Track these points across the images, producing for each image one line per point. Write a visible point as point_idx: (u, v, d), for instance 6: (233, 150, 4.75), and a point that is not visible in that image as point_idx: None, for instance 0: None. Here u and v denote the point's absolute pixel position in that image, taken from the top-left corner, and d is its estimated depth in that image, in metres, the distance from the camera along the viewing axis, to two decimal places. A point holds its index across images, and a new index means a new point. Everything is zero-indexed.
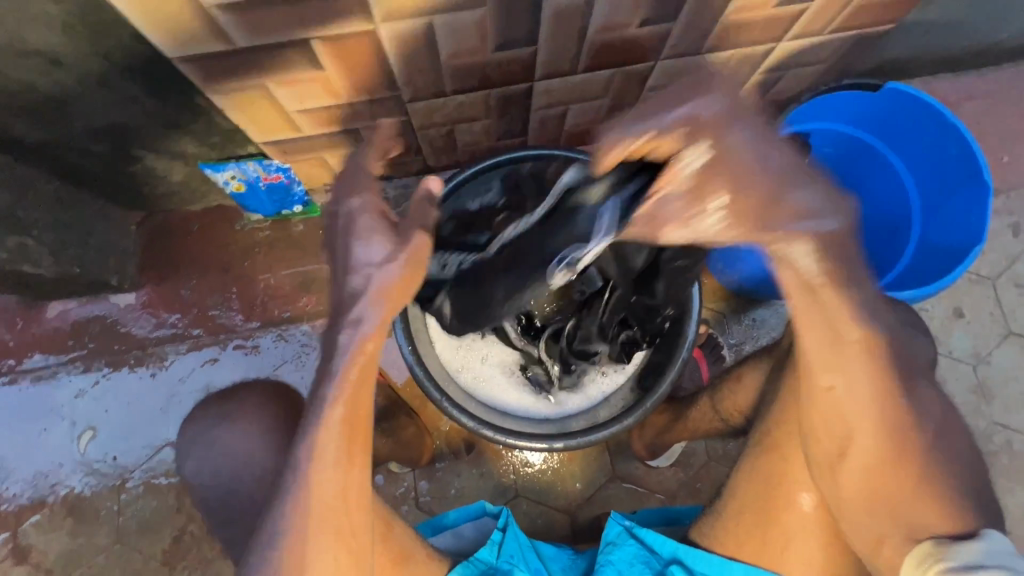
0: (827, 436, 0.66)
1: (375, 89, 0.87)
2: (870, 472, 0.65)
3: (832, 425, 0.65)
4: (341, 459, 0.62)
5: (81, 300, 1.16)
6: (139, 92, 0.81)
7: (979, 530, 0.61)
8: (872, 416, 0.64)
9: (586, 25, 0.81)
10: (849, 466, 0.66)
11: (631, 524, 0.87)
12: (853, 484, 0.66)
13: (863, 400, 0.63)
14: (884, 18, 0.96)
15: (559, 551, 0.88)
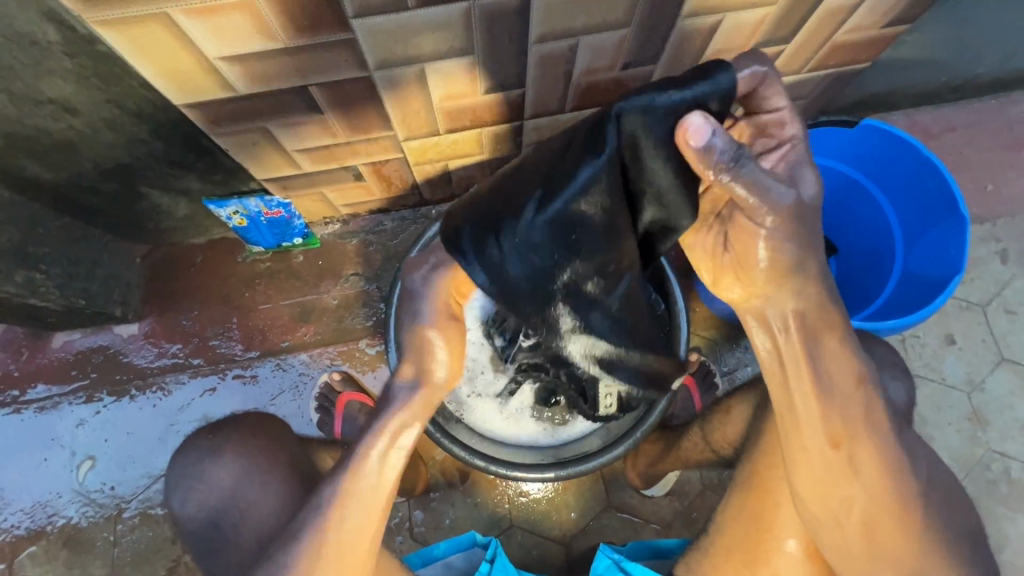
0: (829, 491, 0.67)
1: (371, 129, 0.91)
2: (870, 520, 0.67)
3: (838, 472, 0.66)
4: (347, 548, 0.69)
5: (85, 331, 1.18)
6: (148, 136, 0.85)
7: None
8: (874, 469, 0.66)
9: (571, 69, 0.85)
10: (852, 517, 0.67)
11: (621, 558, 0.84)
12: (850, 536, 0.68)
13: (863, 458, 0.66)
14: (860, 57, 1.00)
15: None
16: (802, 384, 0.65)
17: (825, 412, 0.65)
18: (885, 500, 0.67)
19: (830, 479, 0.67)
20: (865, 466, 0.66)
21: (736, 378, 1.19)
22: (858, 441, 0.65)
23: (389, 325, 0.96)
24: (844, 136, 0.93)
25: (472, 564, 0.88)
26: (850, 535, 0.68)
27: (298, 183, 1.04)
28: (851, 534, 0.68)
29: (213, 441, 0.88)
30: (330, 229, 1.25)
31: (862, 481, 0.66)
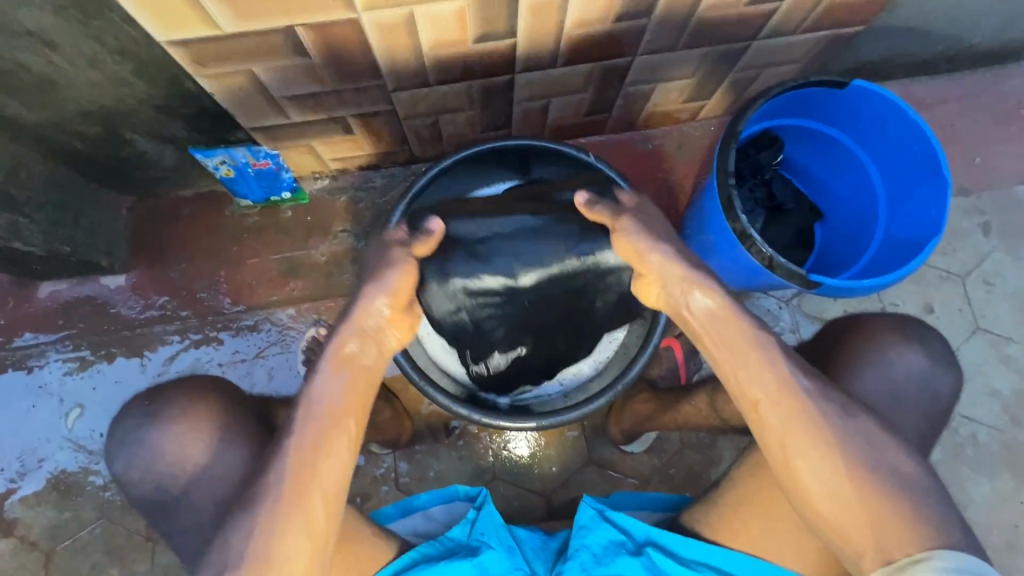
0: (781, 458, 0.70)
1: (360, 78, 0.90)
2: (833, 491, 0.68)
3: (783, 436, 0.70)
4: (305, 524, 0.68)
5: (72, 281, 1.18)
6: (131, 77, 0.84)
7: (932, 549, 0.63)
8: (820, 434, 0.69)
9: (563, 20, 0.84)
10: (816, 488, 0.68)
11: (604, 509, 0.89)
12: (821, 510, 0.68)
13: (802, 421, 0.70)
14: (857, 19, 0.99)
15: (531, 532, 0.89)
16: (721, 351, 0.75)
17: (753, 377, 0.72)
18: (847, 467, 0.68)
19: (780, 444, 0.70)
20: (805, 430, 0.69)
21: None
22: (788, 405, 0.70)
23: None
24: (834, 98, 0.93)
25: (456, 514, 0.91)
26: (823, 509, 0.68)
27: (286, 134, 1.03)
28: (823, 508, 0.68)
29: (154, 409, 0.86)
30: (320, 184, 1.24)
31: (815, 447, 0.68)
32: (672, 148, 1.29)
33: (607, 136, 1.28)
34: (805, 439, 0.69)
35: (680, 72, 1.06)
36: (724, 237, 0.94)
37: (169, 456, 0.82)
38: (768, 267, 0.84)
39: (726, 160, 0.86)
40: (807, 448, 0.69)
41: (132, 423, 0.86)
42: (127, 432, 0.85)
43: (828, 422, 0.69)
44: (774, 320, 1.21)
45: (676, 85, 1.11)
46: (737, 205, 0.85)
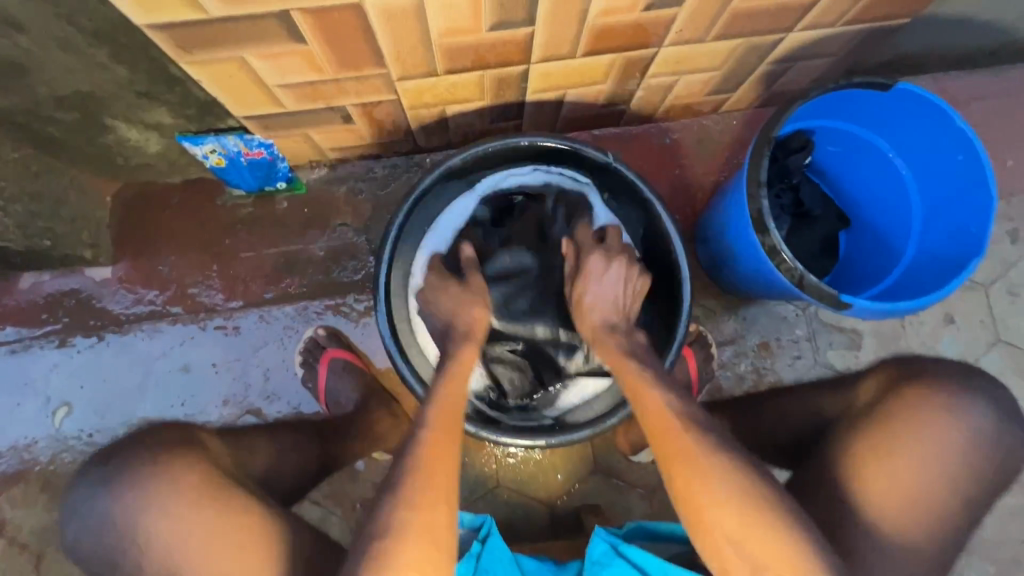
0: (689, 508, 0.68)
1: (362, 66, 0.82)
2: (744, 532, 0.65)
3: (692, 475, 0.67)
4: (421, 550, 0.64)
5: (54, 273, 1.12)
6: (109, 61, 0.75)
7: None
8: (720, 468, 0.67)
9: (587, 8, 0.76)
10: (721, 533, 0.66)
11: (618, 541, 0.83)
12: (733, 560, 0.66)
13: (705, 459, 0.68)
14: (903, 11, 0.91)
15: (541, 564, 0.85)
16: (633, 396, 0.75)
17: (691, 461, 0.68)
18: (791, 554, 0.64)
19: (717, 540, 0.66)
20: (702, 462, 0.67)
21: (732, 347, 1.17)
22: (690, 442, 0.69)
23: (376, 287, 0.89)
24: (876, 100, 0.85)
25: (461, 545, 0.88)
26: (733, 558, 0.66)
27: (281, 123, 0.95)
28: (733, 556, 0.66)
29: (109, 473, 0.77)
30: (317, 174, 1.17)
31: (758, 534, 0.65)
32: (691, 142, 1.21)
33: (622, 128, 1.21)
34: (744, 526, 0.65)
35: (707, 64, 0.99)
36: (748, 249, 0.89)
37: (128, 530, 0.75)
38: (797, 286, 0.79)
39: (758, 170, 0.80)
40: (748, 535, 0.65)
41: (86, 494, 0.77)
42: (83, 501, 0.77)
43: (726, 458, 0.68)
44: (790, 327, 1.17)
45: (701, 78, 1.04)
46: (768, 219, 0.79)
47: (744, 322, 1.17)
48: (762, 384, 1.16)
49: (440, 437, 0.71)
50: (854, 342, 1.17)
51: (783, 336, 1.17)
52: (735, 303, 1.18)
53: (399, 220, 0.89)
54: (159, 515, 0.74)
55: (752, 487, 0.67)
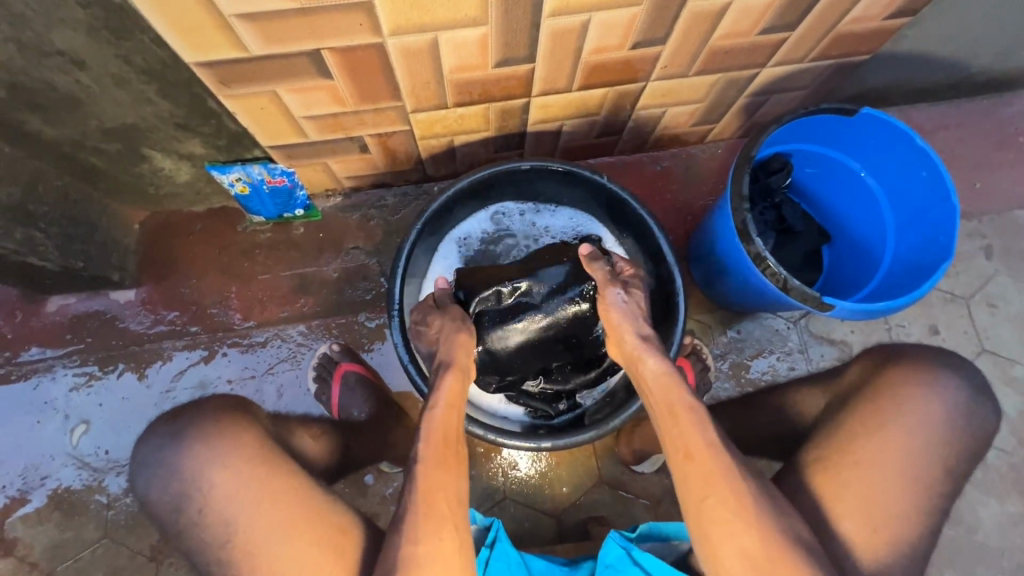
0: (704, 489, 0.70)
1: (380, 100, 0.91)
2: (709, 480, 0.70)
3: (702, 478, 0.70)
4: (429, 528, 0.71)
5: (81, 295, 1.18)
6: (154, 95, 0.84)
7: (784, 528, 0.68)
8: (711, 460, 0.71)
9: (581, 47, 0.86)
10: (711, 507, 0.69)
11: (632, 547, 0.83)
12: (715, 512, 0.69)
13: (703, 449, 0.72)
14: (863, 48, 1.01)
15: (550, 566, 0.86)
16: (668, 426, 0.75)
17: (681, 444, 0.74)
18: (769, 541, 0.68)
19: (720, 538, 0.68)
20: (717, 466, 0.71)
21: (728, 361, 1.21)
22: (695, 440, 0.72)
23: (390, 297, 0.96)
24: (844, 123, 0.93)
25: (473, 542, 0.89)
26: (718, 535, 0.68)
27: (303, 153, 1.04)
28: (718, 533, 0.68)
29: (178, 429, 0.78)
30: (332, 202, 1.25)
31: (742, 536, 0.68)
32: (679, 169, 1.31)
33: (616, 157, 1.30)
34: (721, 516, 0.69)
35: (690, 96, 1.09)
36: (738, 260, 0.96)
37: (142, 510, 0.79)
38: (783, 290, 0.85)
39: (740, 184, 0.88)
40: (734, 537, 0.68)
41: (153, 448, 0.77)
42: (150, 454, 0.77)
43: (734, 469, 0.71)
44: (783, 340, 1.22)
45: (687, 109, 1.14)
46: (753, 230, 0.86)
47: (738, 336, 1.23)
48: None
49: (437, 445, 0.77)
50: (845, 353, 1.22)
51: (777, 349, 1.22)
52: (730, 317, 1.24)
53: (413, 238, 0.98)
54: (218, 475, 0.74)
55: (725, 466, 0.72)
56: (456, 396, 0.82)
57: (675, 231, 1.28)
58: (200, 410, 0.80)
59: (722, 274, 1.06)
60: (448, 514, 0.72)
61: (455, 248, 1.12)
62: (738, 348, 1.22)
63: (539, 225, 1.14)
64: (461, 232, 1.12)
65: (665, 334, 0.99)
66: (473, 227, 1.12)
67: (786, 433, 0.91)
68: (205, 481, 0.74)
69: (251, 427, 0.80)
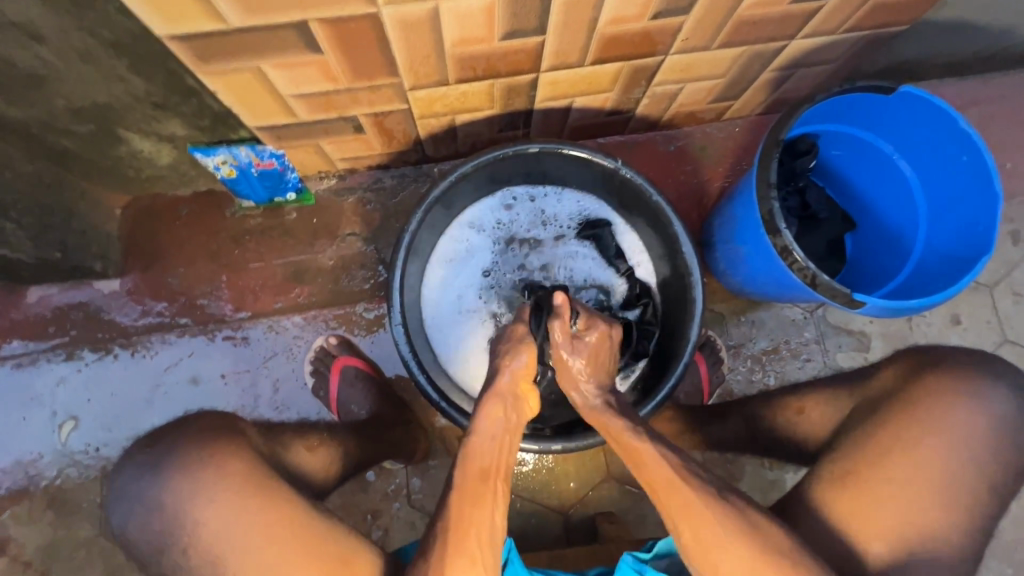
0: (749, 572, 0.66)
1: (376, 76, 0.84)
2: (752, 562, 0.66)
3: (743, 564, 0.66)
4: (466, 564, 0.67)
5: (62, 286, 1.11)
6: (126, 72, 0.76)
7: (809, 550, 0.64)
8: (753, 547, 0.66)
9: (596, 18, 0.78)
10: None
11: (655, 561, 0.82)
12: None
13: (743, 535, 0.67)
14: (902, 18, 0.93)
15: None
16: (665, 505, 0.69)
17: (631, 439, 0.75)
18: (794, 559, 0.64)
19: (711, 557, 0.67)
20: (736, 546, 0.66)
21: (741, 352, 1.17)
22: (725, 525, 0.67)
23: (390, 289, 0.91)
24: (880, 103, 0.86)
25: None
26: None
27: (293, 133, 0.96)
28: None
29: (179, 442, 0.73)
30: (326, 184, 1.17)
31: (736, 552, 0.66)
32: (694, 149, 1.23)
33: (627, 136, 1.22)
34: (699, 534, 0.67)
35: (711, 71, 1.01)
36: (760, 250, 0.90)
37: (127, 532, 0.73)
38: (810, 285, 0.80)
39: (768, 171, 0.81)
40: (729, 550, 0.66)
41: (130, 481, 0.73)
42: (127, 487, 0.72)
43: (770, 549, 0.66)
44: (798, 330, 1.18)
45: (705, 85, 1.06)
46: (780, 220, 0.81)
47: (753, 326, 1.18)
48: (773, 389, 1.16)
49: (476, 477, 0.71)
50: (863, 343, 1.18)
51: (792, 339, 1.17)
52: (745, 306, 1.18)
53: (413, 227, 0.92)
54: (203, 508, 0.70)
55: (698, 481, 0.69)
56: (499, 422, 0.75)
57: (688, 215, 1.22)
58: (183, 436, 0.75)
59: (739, 263, 1.01)
60: (479, 552, 0.68)
61: (459, 237, 1.06)
62: (752, 339, 1.17)
63: (546, 213, 1.08)
64: (466, 216, 1.06)
65: (679, 329, 0.94)
66: (480, 211, 1.06)
67: (807, 433, 0.87)
68: (190, 517, 0.69)
69: (241, 451, 0.74)
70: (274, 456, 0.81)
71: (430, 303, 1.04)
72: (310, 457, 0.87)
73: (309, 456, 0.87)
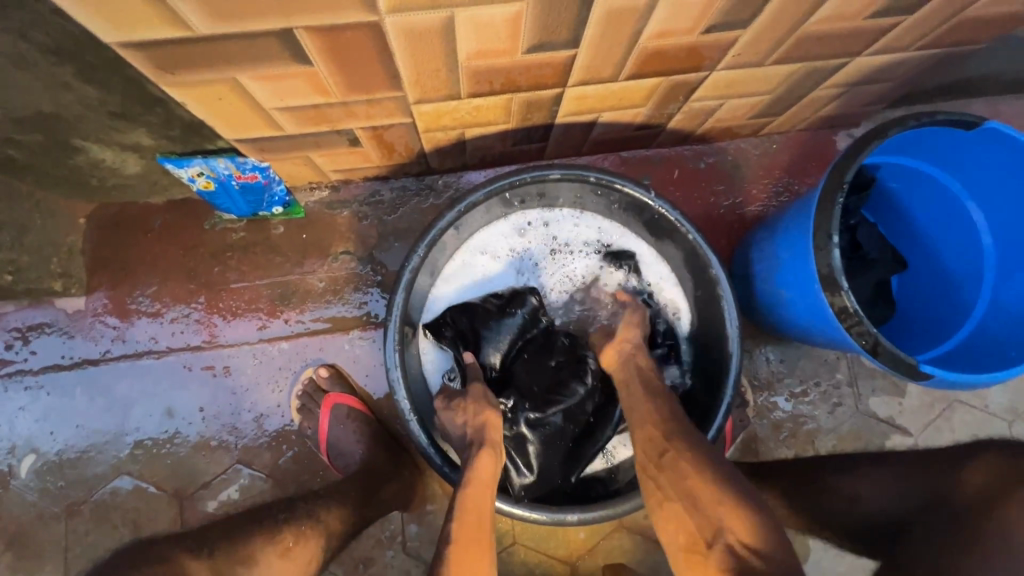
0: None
1: (375, 90, 0.71)
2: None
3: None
4: None
5: (20, 304, 1.00)
6: (74, 80, 0.63)
7: None
8: (785, 571, 0.55)
9: (640, 30, 0.66)
10: None
11: None
12: None
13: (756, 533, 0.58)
14: (984, 35, 0.81)
15: None
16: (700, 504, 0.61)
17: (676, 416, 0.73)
18: None
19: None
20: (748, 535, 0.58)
21: (768, 394, 1.08)
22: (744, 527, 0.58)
23: (388, 334, 0.80)
24: (957, 138, 0.74)
25: None
26: None
27: (279, 146, 0.84)
28: None
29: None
30: (317, 196, 1.05)
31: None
32: (726, 167, 1.11)
33: (653, 150, 1.10)
34: (722, 527, 0.59)
35: (758, 88, 0.88)
36: (810, 303, 0.79)
37: None
38: (870, 353, 0.70)
39: (827, 218, 0.70)
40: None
41: None
42: None
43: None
44: (830, 371, 1.08)
45: (749, 101, 0.93)
46: (840, 276, 0.70)
47: (781, 365, 1.08)
48: (800, 435, 1.07)
49: (466, 524, 0.64)
50: (899, 386, 1.09)
51: (823, 380, 1.08)
52: (775, 344, 1.09)
53: (415, 262, 0.81)
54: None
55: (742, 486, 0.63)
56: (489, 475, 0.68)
57: (718, 241, 1.11)
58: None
59: (780, 309, 0.90)
60: None
61: (465, 265, 0.94)
62: (780, 379, 1.08)
63: (561, 239, 0.95)
64: (474, 243, 0.94)
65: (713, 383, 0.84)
66: (490, 238, 0.94)
67: None
68: None
69: None
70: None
71: (433, 339, 0.93)
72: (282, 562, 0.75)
73: (280, 563, 0.75)
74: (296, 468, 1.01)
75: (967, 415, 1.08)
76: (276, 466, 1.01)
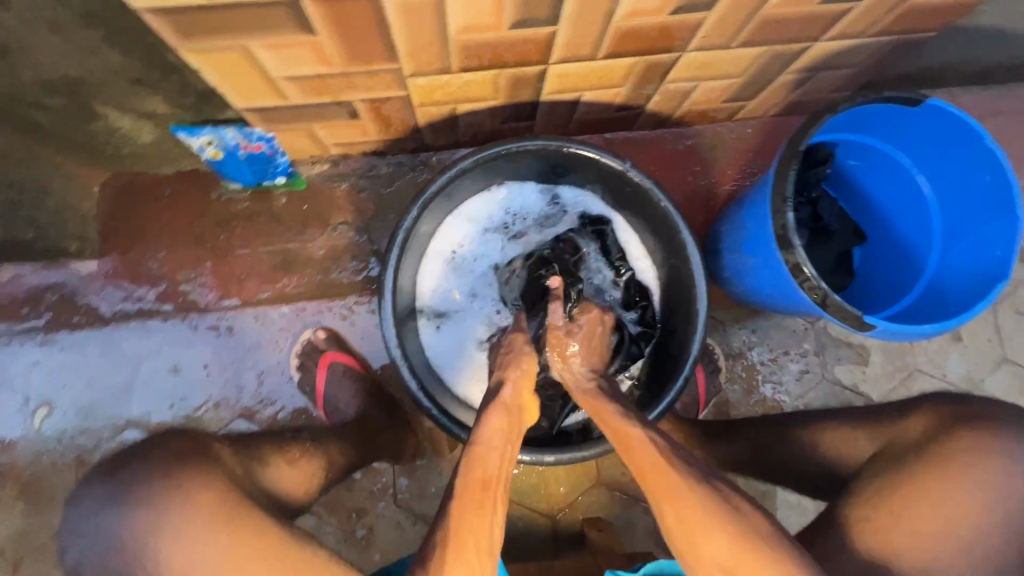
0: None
1: (373, 61, 0.78)
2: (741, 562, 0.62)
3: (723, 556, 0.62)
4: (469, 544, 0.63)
5: (36, 266, 1.06)
6: (101, 45, 0.70)
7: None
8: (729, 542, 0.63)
9: (613, 10, 0.73)
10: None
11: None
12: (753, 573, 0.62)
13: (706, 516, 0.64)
14: (932, 24, 0.88)
15: None
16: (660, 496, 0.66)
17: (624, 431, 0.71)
18: None
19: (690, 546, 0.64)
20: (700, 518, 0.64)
21: (740, 361, 1.15)
22: (693, 512, 0.64)
23: (381, 289, 0.86)
24: (904, 114, 0.82)
25: None
26: None
27: (284, 116, 0.90)
28: None
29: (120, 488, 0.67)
30: (318, 169, 1.12)
31: (709, 541, 0.63)
32: (703, 149, 1.18)
33: (634, 132, 1.17)
34: (683, 515, 0.64)
35: (728, 70, 0.95)
36: (771, 265, 0.86)
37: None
38: (821, 306, 0.77)
39: (784, 183, 0.78)
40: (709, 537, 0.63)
41: (88, 514, 0.67)
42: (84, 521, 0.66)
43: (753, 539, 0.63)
44: (798, 341, 1.15)
45: (721, 84, 1.01)
46: (794, 236, 0.77)
47: (753, 334, 1.15)
48: (769, 400, 1.14)
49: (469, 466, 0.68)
50: (862, 357, 1.16)
51: (792, 349, 1.15)
52: (747, 315, 1.16)
53: (408, 223, 0.87)
54: (167, 545, 0.64)
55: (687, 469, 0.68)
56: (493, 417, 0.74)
57: (694, 218, 1.18)
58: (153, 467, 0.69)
59: (745, 274, 0.97)
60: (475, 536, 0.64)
61: (454, 231, 1.01)
62: (751, 347, 1.15)
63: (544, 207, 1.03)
64: (464, 212, 1.01)
65: (681, 339, 0.91)
66: (478, 207, 1.01)
67: None
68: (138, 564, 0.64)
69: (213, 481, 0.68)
70: (251, 476, 0.76)
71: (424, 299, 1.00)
72: (289, 471, 0.82)
73: (290, 470, 0.82)
74: (294, 424, 1.08)
75: (926, 385, 1.15)
76: (275, 422, 1.07)
